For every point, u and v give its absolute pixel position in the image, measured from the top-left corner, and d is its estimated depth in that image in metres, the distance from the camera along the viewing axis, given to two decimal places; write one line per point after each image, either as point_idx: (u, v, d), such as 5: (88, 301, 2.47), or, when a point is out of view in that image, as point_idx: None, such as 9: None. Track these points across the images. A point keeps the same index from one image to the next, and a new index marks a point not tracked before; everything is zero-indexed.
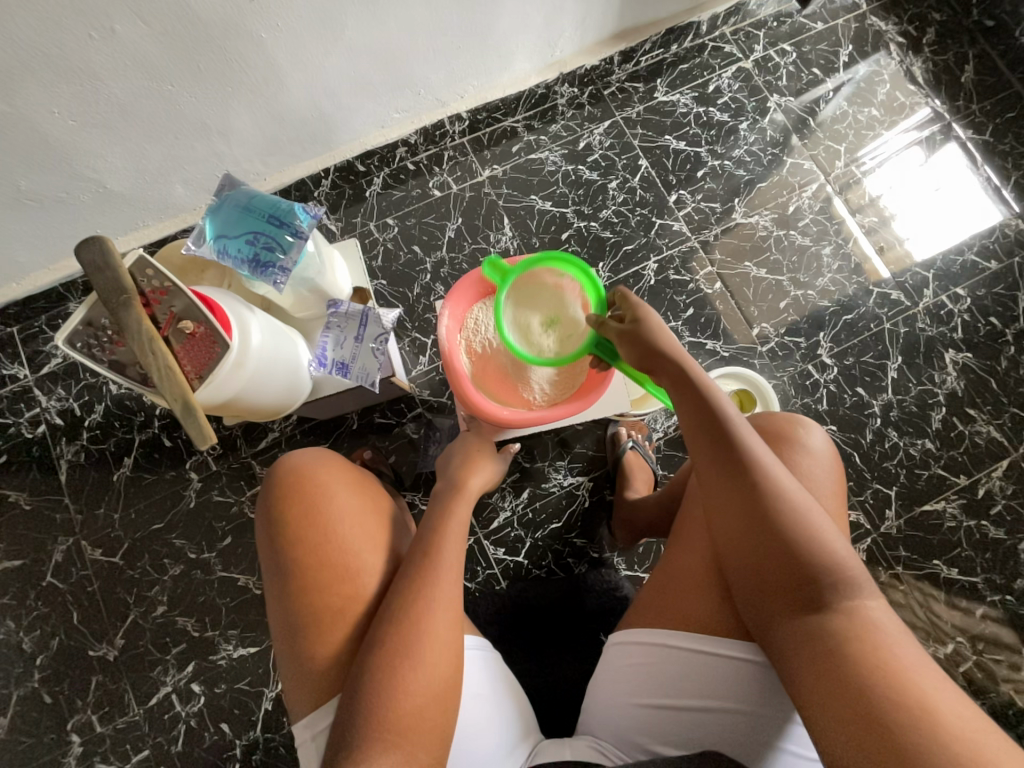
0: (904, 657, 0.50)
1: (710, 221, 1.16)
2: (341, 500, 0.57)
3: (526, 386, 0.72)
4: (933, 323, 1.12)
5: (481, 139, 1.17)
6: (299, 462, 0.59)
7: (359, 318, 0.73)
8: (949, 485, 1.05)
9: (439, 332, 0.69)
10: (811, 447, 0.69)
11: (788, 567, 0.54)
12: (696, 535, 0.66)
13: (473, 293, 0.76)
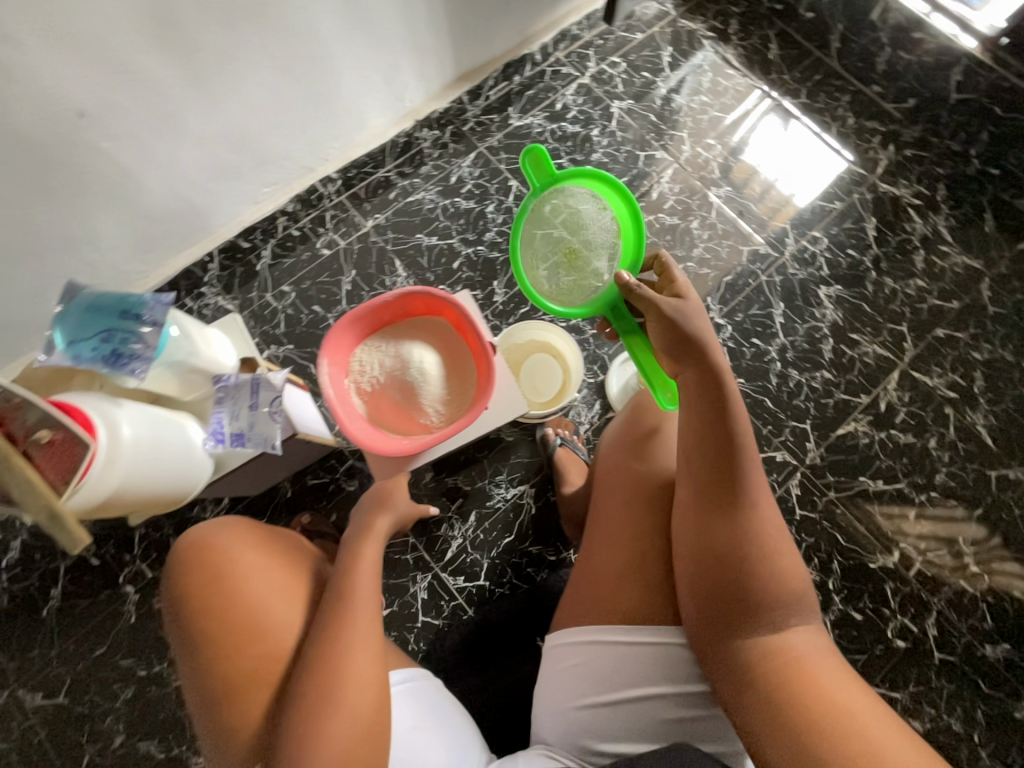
0: (840, 690, 0.55)
1: None
2: (244, 565, 0.57)
3: (421, 412, 0.72)
4: (802, 266, 1.23)
5: (359, 193, 1.23)
6: (198, 535, 0.58)
7: (251, 385, 0.73)
8: (855, 406, 1.13)
9: (321, 378, 0.69)
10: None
11: (751, 582, 0.59)
12: (634, 532, 0.68)
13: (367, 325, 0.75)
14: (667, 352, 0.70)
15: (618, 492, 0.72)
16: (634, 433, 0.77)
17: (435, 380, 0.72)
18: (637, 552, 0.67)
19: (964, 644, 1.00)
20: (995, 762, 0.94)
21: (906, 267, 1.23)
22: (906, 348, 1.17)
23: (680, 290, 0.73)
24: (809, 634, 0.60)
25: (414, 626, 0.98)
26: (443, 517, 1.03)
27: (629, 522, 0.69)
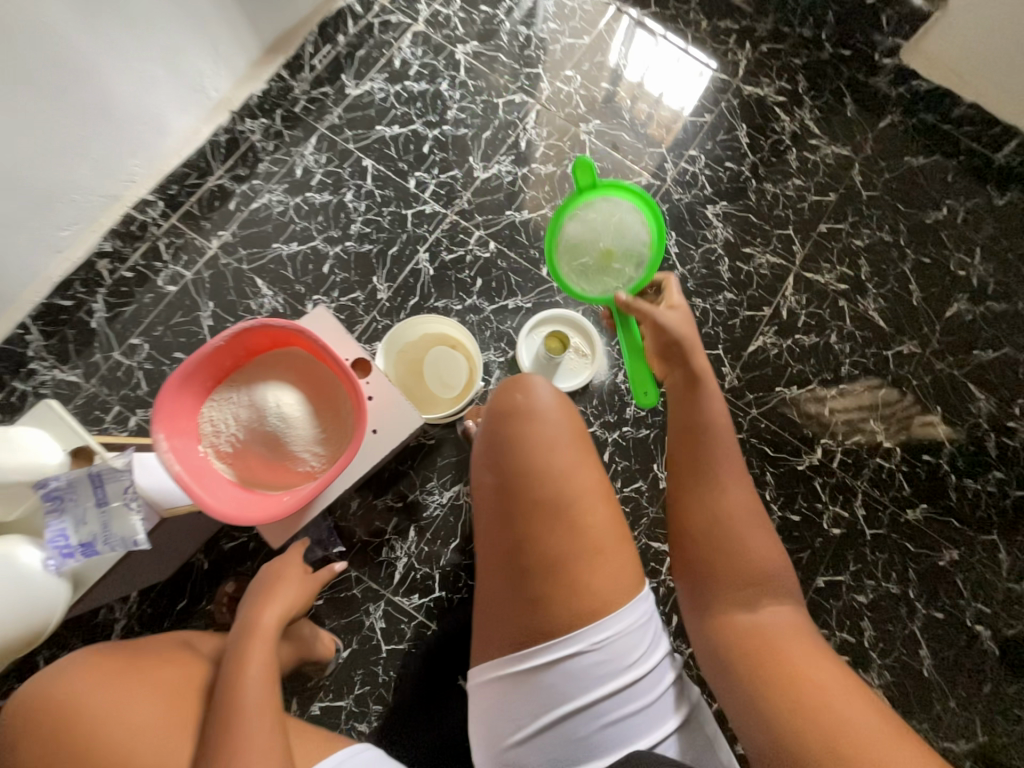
0: (813, 665, 0.58)
1: (457, 189, 1.15)
2: (107, 702, 0.56)
3: (297, 460, 0.64)
4: (685, 189, 1.19)
5: (191, 211, 1.06)
6: (49, 686, 0.57)
7: (90, 480, 0.63)
8: (759, 321, 1.14)
9: (158, 448, 0.58)
10: (550, 406, 0.63)
11: (729, 559, 0.66)
12: (517, 563, 0.57)
13: (211, 368, 0.64)
14: (659, 356, 0.80)
15: (491, 516, 0.60)
16: (497, 438, 0.62)
17: (297, 421, 0.64)
18: (525, 583, 0.57)
19: (889, 515, 1.08)
20: (929, 609, 1.05)
21: (782, 168, 1.22)
22: (796, 250, 1.18)
23: (676, 303, 0.81)
24: (784, 612, 0.64)
25: (378, 658, 0.93)
26: (382, 541, 0.97)
27: (509, 553, 0.58)
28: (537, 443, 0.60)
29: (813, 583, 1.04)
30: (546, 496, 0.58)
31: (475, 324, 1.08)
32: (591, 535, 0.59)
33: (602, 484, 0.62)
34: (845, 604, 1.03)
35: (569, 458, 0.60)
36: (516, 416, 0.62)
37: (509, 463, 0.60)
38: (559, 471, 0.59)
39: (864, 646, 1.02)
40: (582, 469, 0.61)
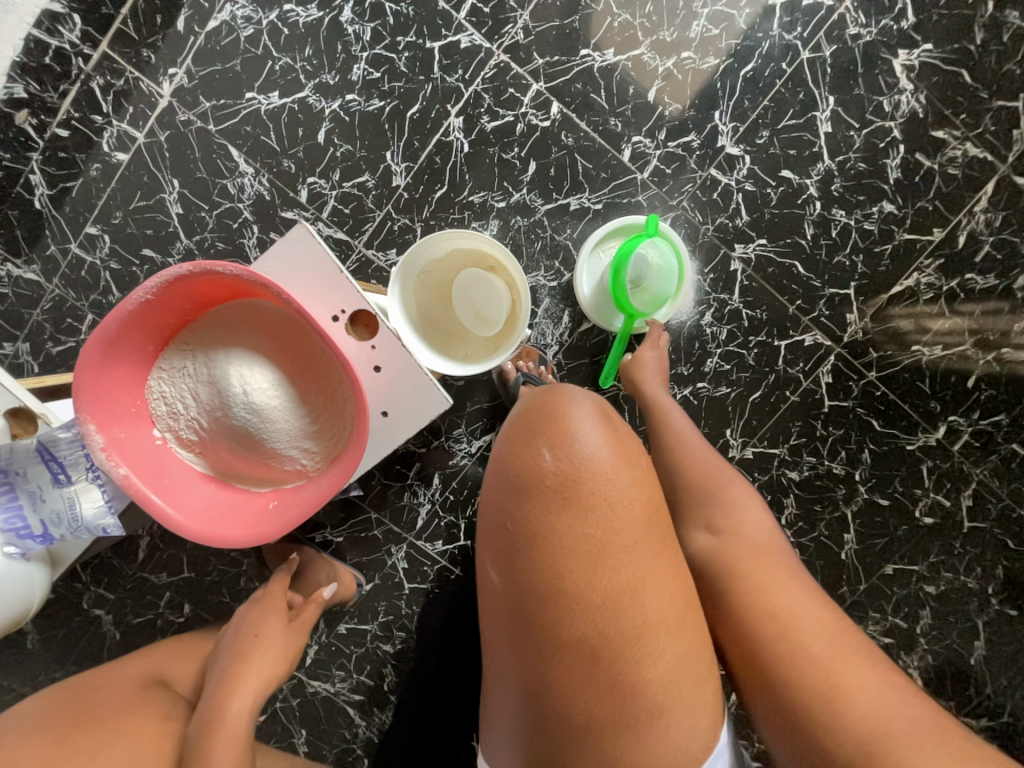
0: (771, 580, 0.50)
1: (510, 8, 0.76)
2: None
3: (277, 458, 0.50)
4: (868, 18, 0.77)
5: (133, 34, 0.75)
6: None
7: (41, 455, 0.53)
8: (921, 249, 0.81)
9: (99, 444, 0.47)
10: (605, 476, 0.42)
11: (686, 494, 0.61)
12: (531, 706, 0.40)
13: (161, 336, 0.50)
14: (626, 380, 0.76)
15: (495, 621, 0.41)
16: (510, 510, 0.42)
17: (281, 420, 0.50)
18: (541, 726, 0.39)
19: (1000, 509, 0.90)
20: (1003, 606, 0.93)
21: None
22: (1016, 137, 0.78)
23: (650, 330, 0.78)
24: (755, 523, 0.56)
25: (401, 594, 0.91)
26: (403, 485, 0.88)
27: (523, 691, 0.40)
28: (575, 542, 0.40)
29: (880, 569, 0.92)
30: (581, 626, 0.38)
31: (522, 231, 0.80)
32: (651, 689, 0.38)
33: (662, 588, 0.40)
34: (908, 593, 0.93)
35: (623, 563, 0.40)
36: (547, 486, 0.41)
37: (527, 559, 0.40)
38: (607, 589, 0.39)
39: (914, 632, 0.94)
40: (646, 584, 0.40)
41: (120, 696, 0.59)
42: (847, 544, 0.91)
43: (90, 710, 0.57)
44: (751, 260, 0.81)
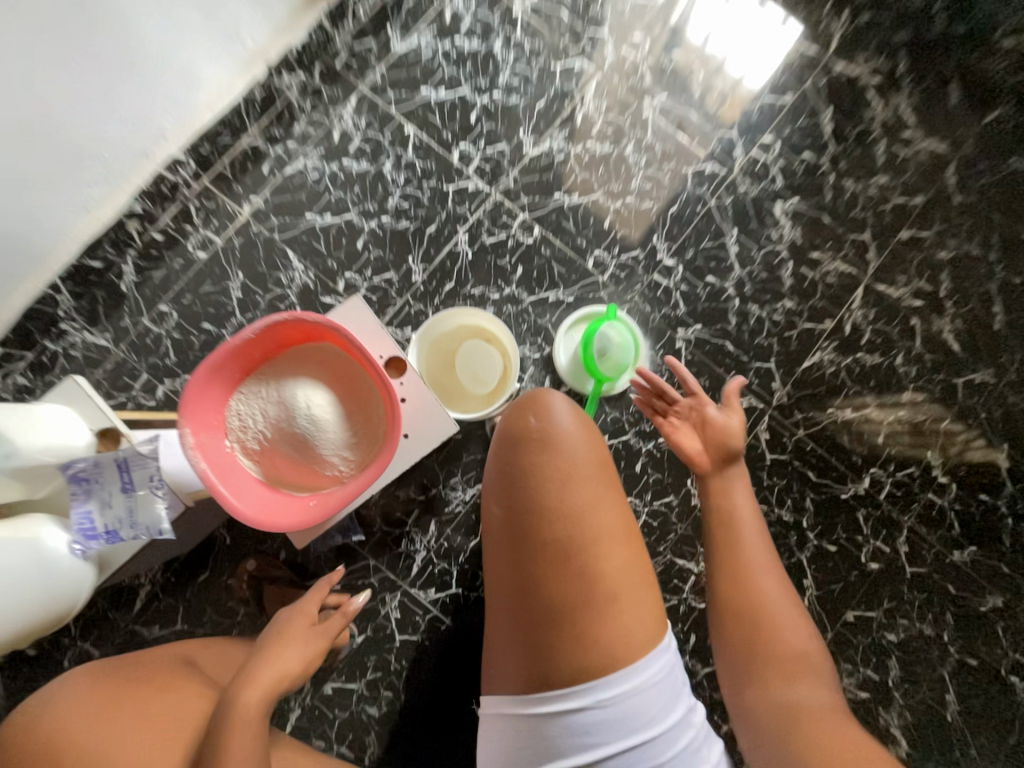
0: (838, 736, 0.59)
1: (504, 166, 1.06)
2: (88, 739, 0.54)
3: (324, 463, 0.62)
4: (754, 181, 1.09)
5: (225, 172, 1.02)
6: (42, 713, 0.57)
7: (117, 465, 0.63)
8: (819, 335, 1.05)
9: (188, 449, 0.58)
10: (569, 437, 0.61)
11: (769, 643, 0.69)
12: (519, 602, 0.58)
13: (240, 367, 0.64)
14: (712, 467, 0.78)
15: (498, 542, 0.60)
16: (507, 459, 0.61)
17: (333, 425, 0.64)
18: (526, 610, 0.57)
19: (934, 554, 1.02)
20: (963, 655, 1.00)
21: (866, 165, 1.10)
22: (870, 259, 1.07)
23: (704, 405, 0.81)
24: (823, 687, 0.65)
25: (392, 647, 0.93)
26: (401, 533, 0.96)
27: (516, 591, 0.58)
28: (548, 482, 0.58)
29: (841, 616, 1.00)
30: (553, 533, 0.58)
31: (512, 315, 1.02)
32: (600, 577, 0.57)
33: (610, 514, 0.60)
34: (872, 641, 1.00)
35: (587, 493, 0.59)
36: (532, 440, 0.61)
37: (521, 495, 0.59)
38: (572, 507, 0.58)
39: (887, 684, 0.99)
40: (599, 506, 0.59)
41: (155, 667, 0.66)
42: (808, 589, 1.00)
43: (124, 682, 0.62)
44: (692, 340, 1.04)
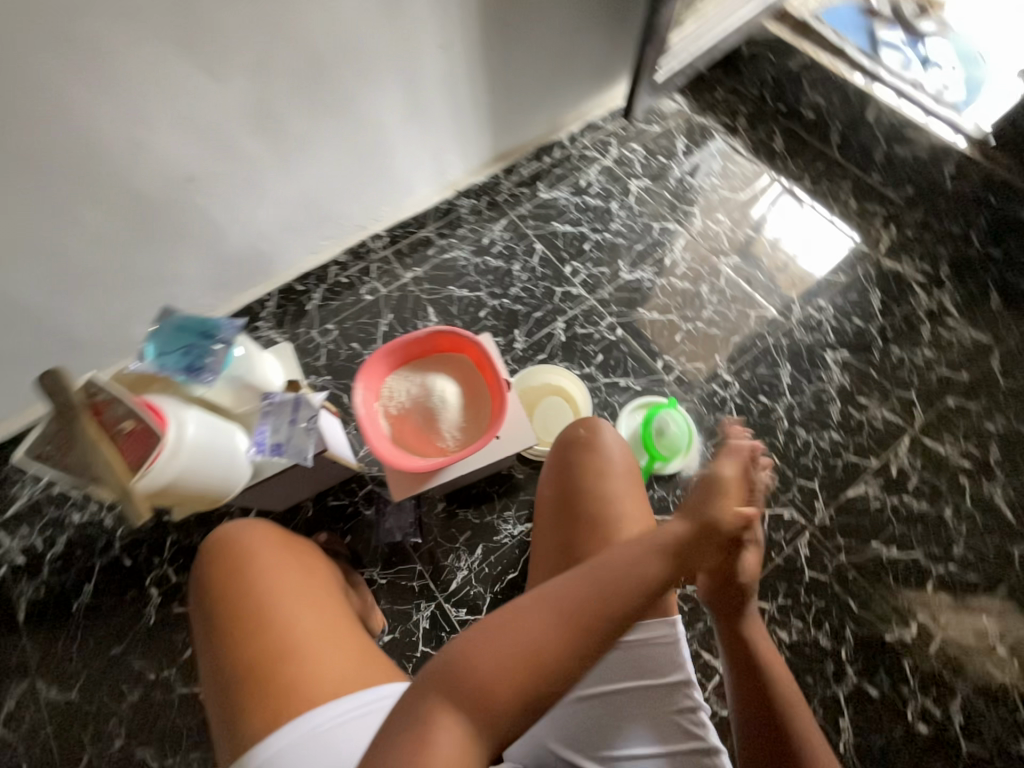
0: None
1: (603, 283, 1.36)
2: (264, 561, 0.67)
3: (439, 436, 0.81)
4: (809, 331, 1.30)
5: (402, 250, 1.36)
6: (230, 534, 0.69)
7: (295, 401, 0.81)
8: (864, 469, 1.14)
9: (355, 405, 0.77)
10: (614, 455, 0.79)
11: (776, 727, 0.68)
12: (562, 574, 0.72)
13: (396, 359, 0.84)
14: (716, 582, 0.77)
15: (547, 519, 0.77)
16: (560, 456, 0.80)
17: (455, 407, 0.82)
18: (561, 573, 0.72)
19: (995, 738, 0.95)
20: None
21: (912, 338, 1.28)
22: (916, 415, 1.19)
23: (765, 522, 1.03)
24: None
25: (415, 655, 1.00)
26: (451, 548, 1.07)
27: (557, 556, 0.74)
28: (590, 482, 0.76)
29: None
30: (589, 512, 0.74)
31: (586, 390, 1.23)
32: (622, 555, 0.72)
33: (637, 508, 0.76)
34: None
35: (620, 488, 0.76)
36: (579, 440, 0.80)
37: (569, 482, 0.77)
38: (602, 494, 0.75)
39: None
40: (626, 500, 0.75)
41: (304, 546, 0.75)
42: (843, 732, 0.94)
43: (285, 538, 0.74)
44: None
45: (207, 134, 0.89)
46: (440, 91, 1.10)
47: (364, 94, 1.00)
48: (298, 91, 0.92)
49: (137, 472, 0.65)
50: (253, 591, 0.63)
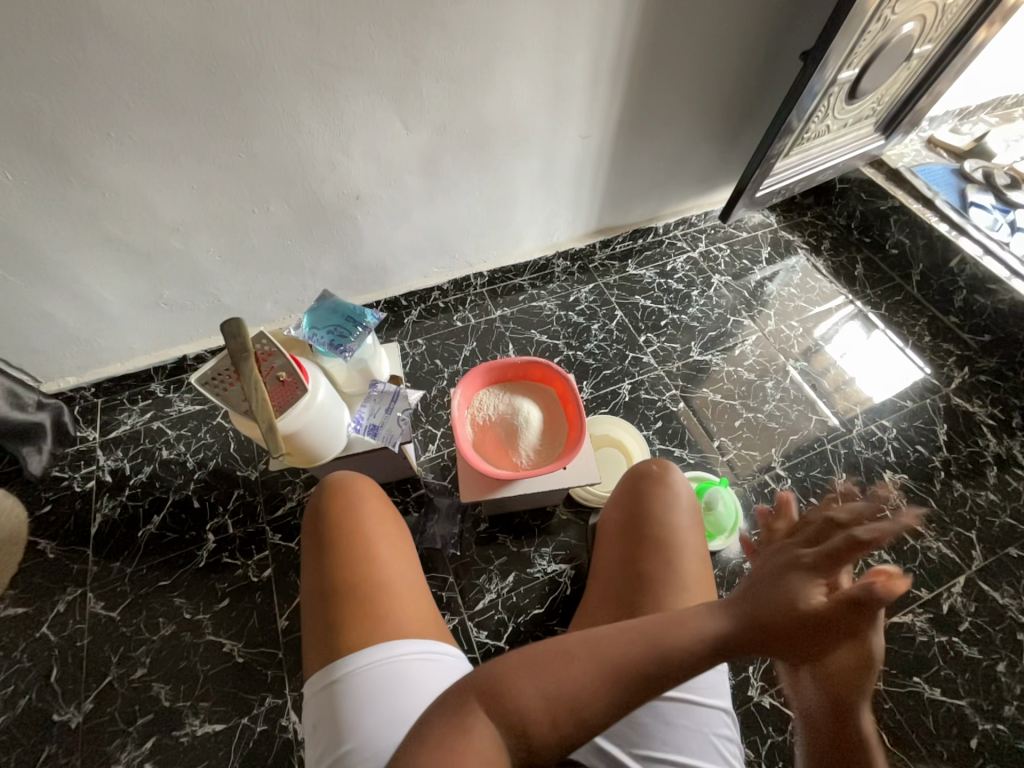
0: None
1: (672, 357, 1.45)
2: (367, 501, 0.77)
3: (516, 452, 0.89)
4: (869, 447, 1.31)
5: (496, 290, 1.52)
6: (341, 475, 0.80)
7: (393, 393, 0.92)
8: (913, 598, 1.11)
9: (450, 408, 0.87)
10: (681, 490, 0.84)
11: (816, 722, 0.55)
12: (621, 593, 0.75)
13: (486, 377, 0.93)
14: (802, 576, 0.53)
15: (610, 538, 0.82)
16: (630, 483, 0.86)
17: (535, 430, 0.90)
18: (622, 585, 0.76)
19: None
20: None
21: (977, 479, 1.27)
22: (974, 556, 1.16)
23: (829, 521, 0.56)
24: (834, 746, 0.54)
25: None
26: (485, 568, 1.11)
27: (619, 570, 0.78)
28: (659, 516, 0.80)
29: None
30: (654, 535, 0.78)
31: None
32: (681, 577, 0.75)
33: (699, 543, 0.80)
34: None
35: (685, 520, 0.81)
36: (650, 472, 0.86)
37: (635, 506, 0.82)
38: (666, 522, 0.79)
39: None
40: (689, 533, 0.79)
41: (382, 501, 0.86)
42: None
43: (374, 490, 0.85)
44: None
45: (384, 166, 1.09)
46: (570, 166, 1.29)
47: (510, 158, 1.20)
48: (461, 148, 1.12)
49: (279, 410, 0.73)
50: (362, 533, 0.72)
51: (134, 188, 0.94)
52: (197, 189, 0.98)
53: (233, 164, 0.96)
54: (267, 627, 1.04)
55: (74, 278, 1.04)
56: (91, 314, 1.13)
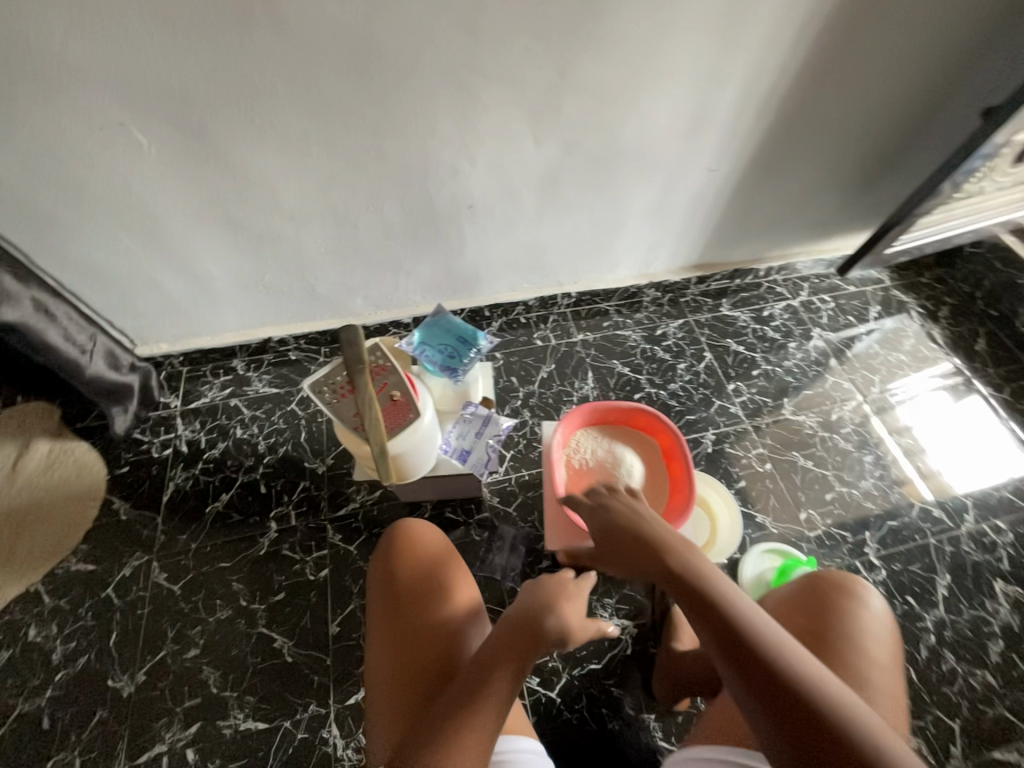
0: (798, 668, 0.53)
1: (761, 411, 1.36)
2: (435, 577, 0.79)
3: None
4: (978, 549, 1.18)
5: (581, 312, 1.46)
6: (416, 543, 0.83)
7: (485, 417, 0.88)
8: (1020, 734, 0.98)
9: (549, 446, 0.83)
10: (881, 619, 0.76)
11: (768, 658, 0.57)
12: None
13: (584, 418, 0.88)
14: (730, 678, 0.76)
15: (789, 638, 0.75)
16: (822, 588, 0.78)
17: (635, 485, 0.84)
18: None
19: None
20: None
21: None
22: None
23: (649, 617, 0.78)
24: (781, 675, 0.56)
25: None
26: None
27: None
28: (855, 640, 0.72)
29: None
30: (847, 659, 0.71)
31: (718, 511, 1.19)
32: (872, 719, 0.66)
33: (896, 686, 0.70)
34: None
35: (882, 654, 0.72)
36: (847, 587, 0.78)
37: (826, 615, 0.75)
38: (865, 650, 0.71)
39: None
40: (885, 672, 0.71)
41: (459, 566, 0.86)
42: None
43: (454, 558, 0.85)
44: None
45: (503, 177, 1.05)
46: (688, 197, 1.22)
47: (629, 183, 1.13)
48: (583, 172, 1.07)
49: (390, 430, 0.71)
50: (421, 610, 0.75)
51: (263, 174, 0.93)
52: (320, 181, 0.96)
53: (360, 161, 0.95)
54: (318, 629, 1.02)
55: (189, 253, 1.06)
56: (195, 288, 1.14)
